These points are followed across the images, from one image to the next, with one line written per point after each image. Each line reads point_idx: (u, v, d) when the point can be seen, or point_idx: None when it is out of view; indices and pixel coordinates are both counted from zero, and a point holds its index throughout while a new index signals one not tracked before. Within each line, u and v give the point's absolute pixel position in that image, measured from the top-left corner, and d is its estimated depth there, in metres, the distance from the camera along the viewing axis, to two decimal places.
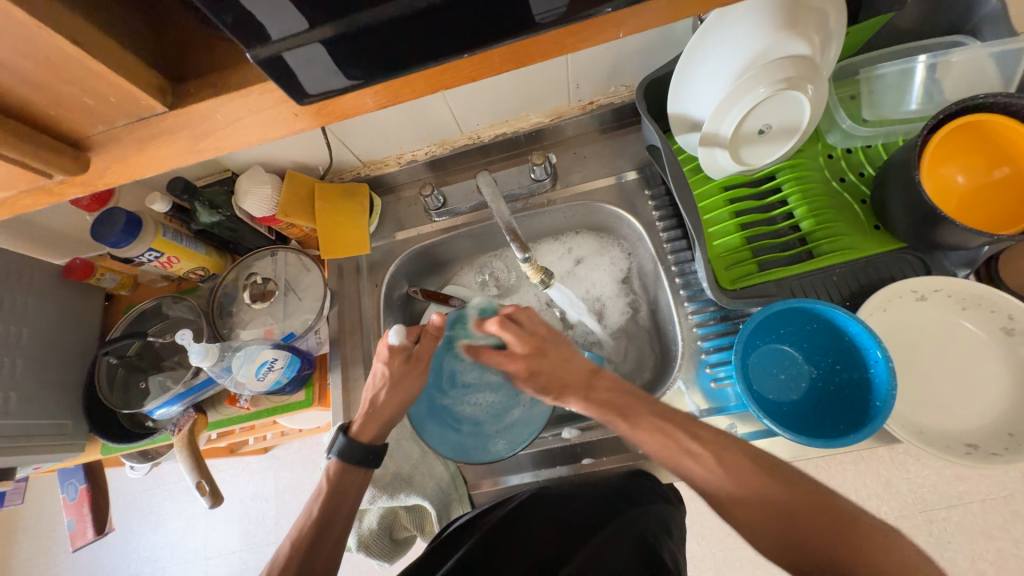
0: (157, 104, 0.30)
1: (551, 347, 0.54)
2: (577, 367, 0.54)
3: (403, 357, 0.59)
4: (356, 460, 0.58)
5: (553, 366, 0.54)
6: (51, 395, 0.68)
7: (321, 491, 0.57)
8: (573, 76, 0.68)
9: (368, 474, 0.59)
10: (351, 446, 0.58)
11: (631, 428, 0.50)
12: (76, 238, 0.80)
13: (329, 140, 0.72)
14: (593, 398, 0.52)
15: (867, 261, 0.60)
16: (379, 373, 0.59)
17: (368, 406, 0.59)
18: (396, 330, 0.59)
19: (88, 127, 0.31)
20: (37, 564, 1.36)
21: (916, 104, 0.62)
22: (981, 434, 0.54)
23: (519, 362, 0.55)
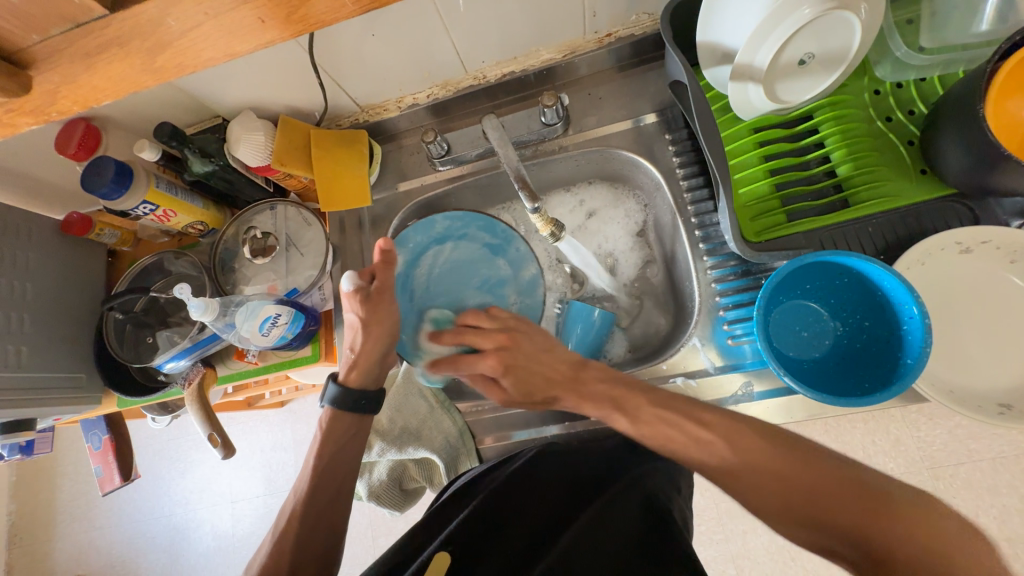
0: (97, 6, 0.28)
1: (523, 340, 0.53)
2: (559, 359, 0.53)
3: (364, 297, 0.55)
4: (350, 407, 0.58)
5: (527, 358, 0.53)
6: (62, 349, 0.68)
7: (317, 440, 0.58)
8: (589, 2, 0.60)
9: (363, 419, 0.59)
10: (350, 394, 0.58)
11: (631, 423, 0.48)
12: (72, 191, 0.78)
13: (324, 81, 0.66)
14: (586, 398, 0.51)
15: (906, 211, 0.55)
16: (353, 324, 0.57)
17: (349, 354, 0.58)
18: (346, 277, 0.56)
19: (22, 38, 0.29)
20: (78, 504, 1.45)
21: (986, 25, 0.54)
22: (1017, 393, 0.51)
23: (490, 357, 0.53)
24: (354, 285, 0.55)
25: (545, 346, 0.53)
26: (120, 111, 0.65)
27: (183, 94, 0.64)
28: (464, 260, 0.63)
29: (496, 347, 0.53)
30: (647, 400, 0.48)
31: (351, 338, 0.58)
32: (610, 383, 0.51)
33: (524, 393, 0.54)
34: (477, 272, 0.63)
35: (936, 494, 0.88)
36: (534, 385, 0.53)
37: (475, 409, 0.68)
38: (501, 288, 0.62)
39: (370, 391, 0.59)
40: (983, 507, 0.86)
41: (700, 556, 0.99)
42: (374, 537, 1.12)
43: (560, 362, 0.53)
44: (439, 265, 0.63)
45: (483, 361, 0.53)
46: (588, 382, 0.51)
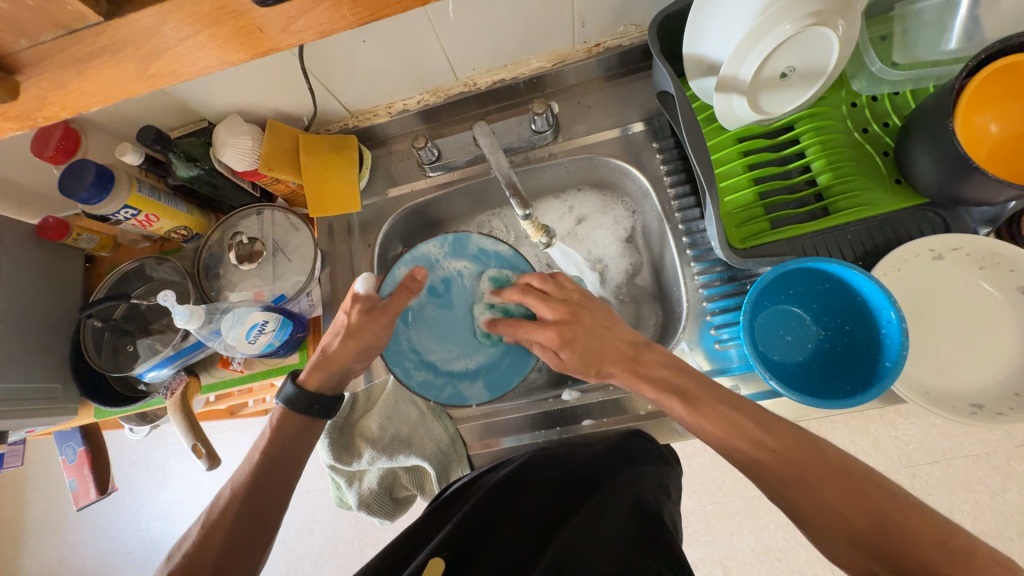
0: (91, 14, 0.27)
1: (587, 317, 0.53)
2: (616, 337, 0.52)
3: (364, 306, 0.55)
4: (302, 409, 0.56)
5: (587, 331, 0.52)
6: (35, 359, 0.65)
7: (265, 436, 0.56)
8: (579, 13, 0.62)
9: (312, 425, 0.58)
10: (304, 398, 0.56)
11: (692, 415, 0.47)
12: (48, 196, 0.76)
13: (313, 86, 0.65)
14: (643, 377, 0.50)
15: (883, 219, 0.58)
16: (339, 325, 0.56)
17: (320, 353, 0.57)
18: (362, 280, 0.56)
19: (10, 43, 0.29)
20: (49, 520, 1.40)
21: (955, 44, 0.56)
22: (988, 394, 0.53)
23: (550, 330, 0.52)
24: (367, 288, 0.56)
25: (607, 323, 0.53)
26: (101, 114, 0.64)
27: (168, 99, 0.63)
28: (436, 334, 0.62)
29: (559, 320, 0.53)
30: (694, 403, 0.47)
31: (330, 339, 0.57)
32: (671, 370, 0.50)
33: (584, 364, 0.52)
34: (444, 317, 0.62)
35: (914, 492, 0.91)
36: (592, 357, 0.52)
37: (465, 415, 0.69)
38: (439, 284, 0.63)
39: (324, 398, 0.57)
40: (957, 503, 0.90)
41: (688, 557, 1.01)
42: (361, 546, 1.10)
43: (621, 338, 0.52)
44: (452, 350, 0.62)
45: (544, 331, 0.53)
46: (646, 364, 0.51)
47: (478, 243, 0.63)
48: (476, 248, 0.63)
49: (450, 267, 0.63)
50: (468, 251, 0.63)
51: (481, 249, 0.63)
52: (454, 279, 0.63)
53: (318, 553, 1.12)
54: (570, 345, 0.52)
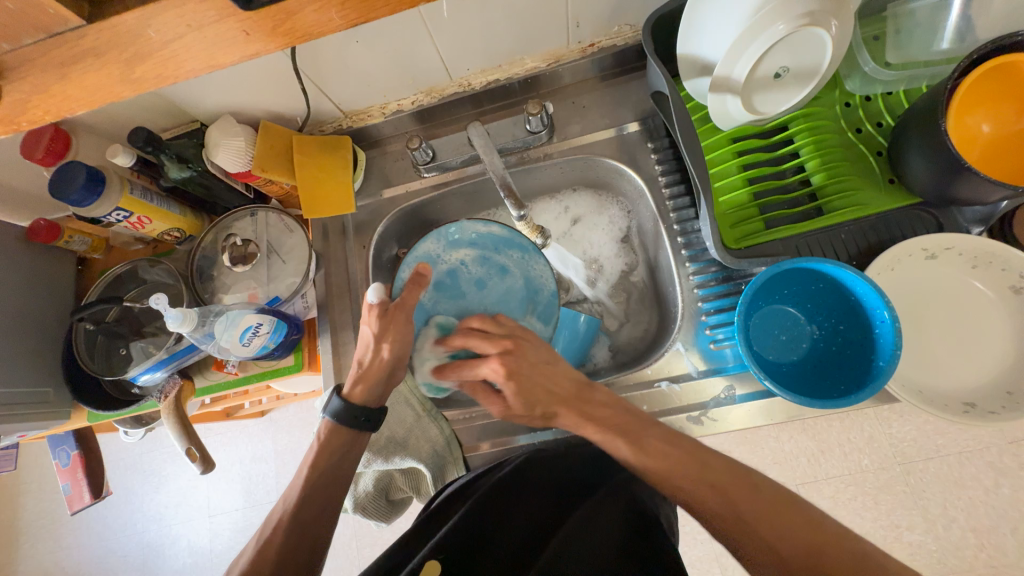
0: (73, 18, 0.27)
1: (529, 349, 0.52)
2: (561, 376, 0.52)
3: (382, 313, 0.55)
4: (350, 424, 0.56)
5: (530, 367, 0.51)
6: (26, 362, 0.65)
7: (313, 448, 0.56)
8: (573, 13, 0.61)
9: (359, 437, 0.58)
10: (351, 411, 0.56)
11: (636, 453, 0.48)
12: (39, 198, 0.75)
13: (306, 87, 0.65)
14: (591, 419, 0.51)
15: (877, 219, 0.58)
16: (365, 339, 0.56)
17: (358, 367, 0.57)
18: (373, 288, 0.56)
19: None
20: (43, 523, 1.39)
21: (947, 44, 0.56)
22: (981, 392, 0.53)
23: (495, 362, 0.51)
24: (377, 298, 0.55)
25: (548, 359, 0.53)
26: (91, 115, 0.63)
27: (160, 100, 0.63)
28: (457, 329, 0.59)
29: (501, 352, 0.51)
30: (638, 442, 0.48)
31: (363, 352, 0.57)
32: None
33: (525, 404, 0.53)
34: (459, 308, 0.60)
35: (908, 488, 0.91)
36: (537, 398, 0.53)
37: (465, 417, 0.68)
38: (445, 278, 0.61)
39: (369, 409, 0.57)
40: (950, 500, 0.90)
41: (685, 556, 1.01)
42: (359, 547, 1.10)
43: (564, 379, 0.53)
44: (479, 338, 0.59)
45: (487, 365, 0.51)
46: (592, 403, 0.52)
47: (472, 228, 0.61)
48: (470, 236, 0.62)
49: (451, 258, 0.61)
50: (463, 239, 0.61)
51: (476, 234, 0.61)
52: (456, 269, 0.61)
53: None
54: (515, 379, 0.51)
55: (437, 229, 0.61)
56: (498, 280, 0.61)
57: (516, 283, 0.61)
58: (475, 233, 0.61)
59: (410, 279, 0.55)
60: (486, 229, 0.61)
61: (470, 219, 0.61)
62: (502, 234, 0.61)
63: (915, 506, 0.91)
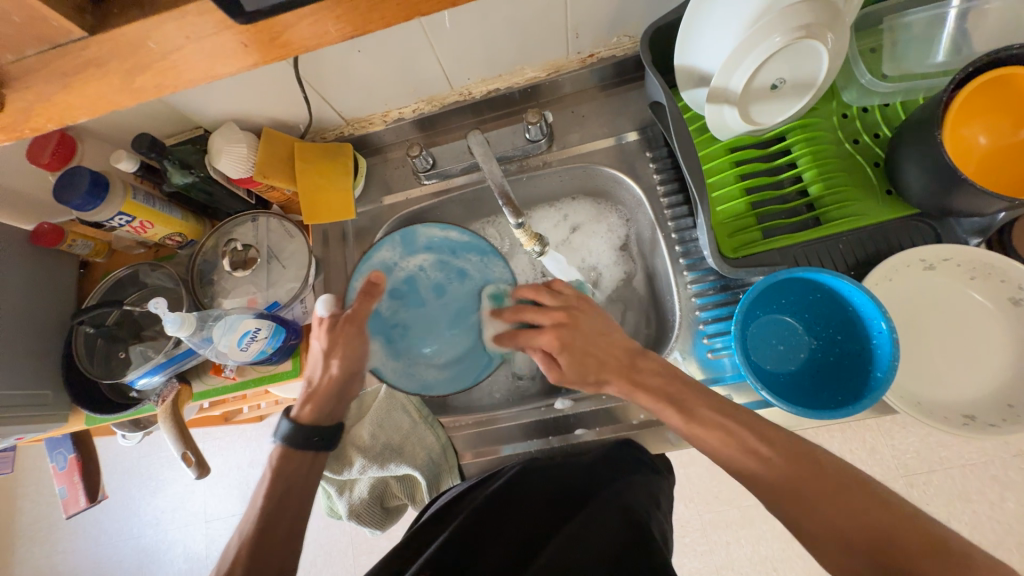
0: (75, 29, 0.28)
1: (584, 320, 0.54)
2: (615, 344, 0.53)
3: (331, 325, 0.56)
4: (301, 445, 0.56)
5: (585, 340, 0.53)
6: (26, 365, 0.65)
7: (266, 479, 0.55)
8: (572, 24, 0.62)
9: (316, 459, 0.58)
10: (302, 432, 0.56)
11: (687, 424, 0.48)
12: (44, 202, 0.76)
13: (308, 95, 0.66)
14: (641, 386, 0.51)
15: (875, 229, 0.58)
16: (315, 354, 0.57)
17: (307, 385, 0.58)
18: (323, 302, 0.58)
19: None
20: (40, 527, 1.38)
21: (942, 57, 0.58)
22: (980, 405, 0.53)
23: (548, 335, 0.53)
24: (327, 311, 0.57)
25: (600, 331, 0.54)
26: (97, 121, 0.64)
27: (164, 107, 0.64)
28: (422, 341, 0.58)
29: (556, 325, 0.53)
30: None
31: (313, 370, 0.58)
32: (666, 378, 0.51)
33: (579, 374, 0.53)
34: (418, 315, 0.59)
35: (911, 502, 0.90)
36: (589, 367, 0.53)
37: (455, 424, 0.68)
38: (402, 284, 0.59)
39: (323, 428, 0.57)
40: (954, 514, 0.89)
41: (685, 568, 0.99)
42: (355, 555, 1.09)
43: (617, 347, 0.54)
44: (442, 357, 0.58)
45: (541, 337, 0.53)
46: (642, 372, 0.52)
47: (426, 233, 0.61)
48: (426, 239, 0.61)
49: (408, 264, 0.60)
50: (418, 243, 0.61)
51: (430, 238, 0.61)
52: (415, 274, 0.60)
53: (311, 562, 1.11)
54: (567, 350, 0.52)
55: (394, 232, 0.60)
56: (455, 283, 0.60)
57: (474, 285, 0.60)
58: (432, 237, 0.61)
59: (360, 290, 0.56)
60: (439, 233, 0.61)
61: (422, 224, 0.61)
62: (453, 235, 0.61)
63: None
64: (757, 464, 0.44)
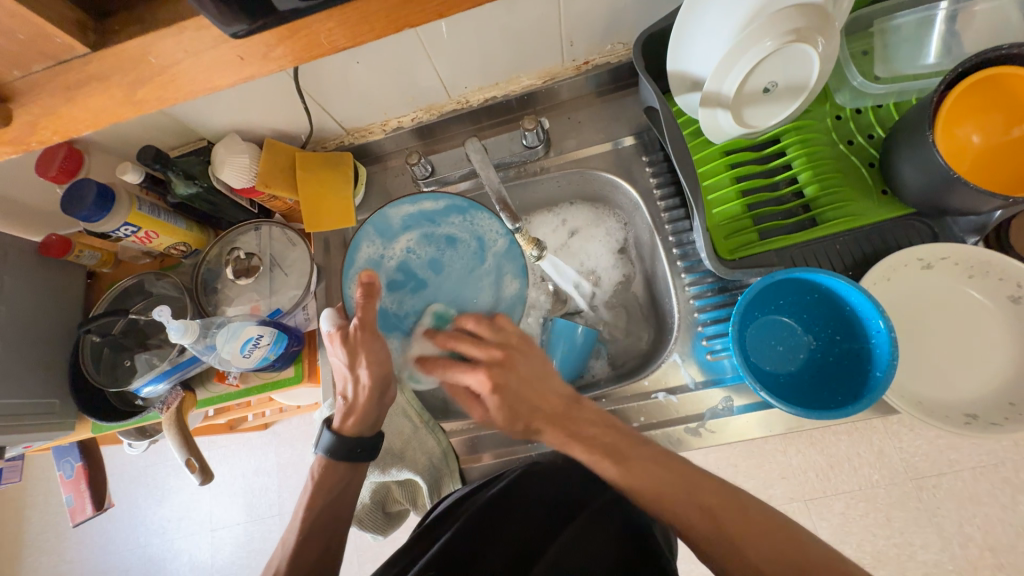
0: (78, 44, 0.30)
1: (520, 362, 0.54)
2: (552, 395, 0.53)
3: (342, 337, 0.55)
4: (344, 456, 0.57)
5: (519, 382, 0.53)
6: (34, 374, 0.66)
7: (309, 488, 0.57)
8: (567, 32, 0.63)
9: (356, 470, 0.59)
10: (343, 444, 0.57)
11: (624, 472, 0.47)
12: (53, 214, 0.77)
13: (308, 106, 0.67)
14: (576, 437, 0.50)
15: (871, 230, 0.58)
16: (341, 369, 0.57)
17: (343, 401, 0.58)
18: (326, 317, 0.57)
19: (4, 74, 0.31)
20: (47, 537, 1.39)
21: (934, 58, 0.58)
22: (982, 403, 0.53)
23: (480, 373, 0.52)
24: (332, 324, 0.56)
25: (542, 373, 0.54)
26: (104, 134, 0.65)
27: (168, 120, 0.65)
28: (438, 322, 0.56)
29: (491, 363, 0.52)
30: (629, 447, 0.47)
31: (345, 385, 0.58)
32: None
33: (508, 418, 0.53)
34: (426, 295, 0.58)
35: (921, 504, 0.89)
36: (521, 413, 0.53)
37: (459, 429, 0.68)
38: (396, 273, 0.58)
39: (364, 439, 0.58)
40: (965, 516, 0.88)
41: (692, 575, 0.98)
42: (360, 564, 1.09)
43: (553, 395, 0.53)
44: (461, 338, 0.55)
45: (475, 375, 0.52)
46: (579, 421, 0.52)
47: (398, 213, 0.59)
48: (401, 220, 0.60)
49: (395, 251, 0.59)
50: (396, 228, 0.59)
51: (404, 217, 0.59)
52: (405, 259, 0.59)
53: None
54: (501, 393, 0.52)
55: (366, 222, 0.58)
56: (448, 252, 0.59)
57: (468, 246, 0.59)
58: (408, 215, 0.60)
59: (358, 293, 0.53)
60: (403, 212, 0.59)
61: (390, 205, 0.59)
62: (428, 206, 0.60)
63: (929, 523, 0.89)
64: None
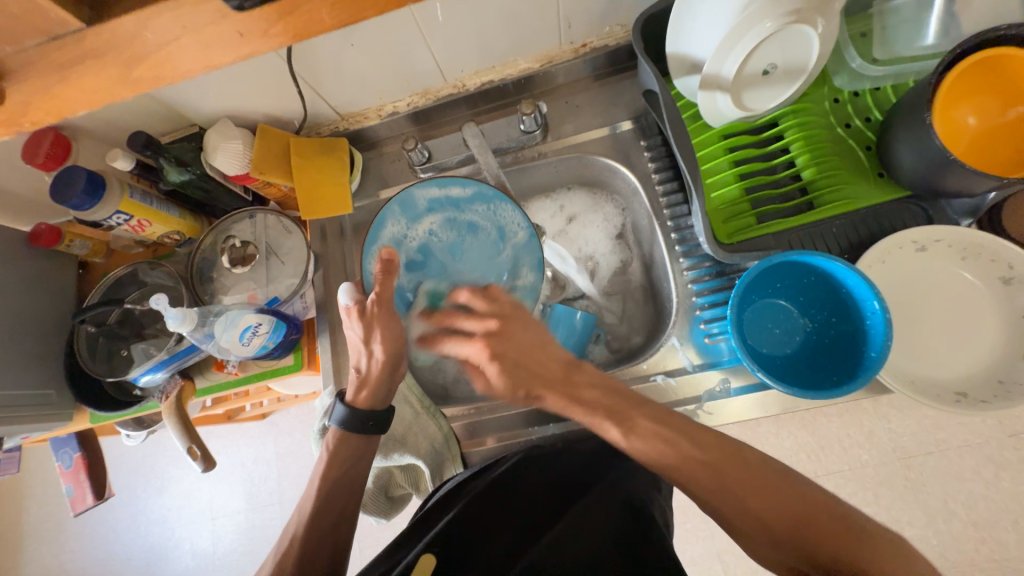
0: (72, 19, 0.29)
1: (516, 331, 0.51)
2: (550, 357, 0.51)
3: (361, 313, 0.54)
4: (357, 428, 0.57)
5: (517, 349, 0.50)
6: (28, 365, 0.65)
7: (322, 462, 0.57)
8: (565, 13, 0.62)
9: (367, 443, 0.59)
10: (357, 417, 0.57)
11: (627, 436, 0.47)
12: (40, 202, 0.76)
13: (301, 89, 0.66)
14: (577, 401, 0.49)
15: (867, 213, 0.59)
16: (355, 342, 0.56)
17: (356, 374, 0.58)
18: (344, 290, 0.55)
19: None
20: (45, 529, 1.39)
21: (932, 40, 0.58)
22: (972, 382, 0.54)
23: (476, 343, 0.50)
24: (350, 299, 0.54)
25: (537, 342, 0.51)
26: (92, 119, 0.64)
27: (158, 104, 0.64)
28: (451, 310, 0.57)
29: (485, 333, 0.50)
30: (628, 425, 0.47)
31: (359, 358, 0.57)
32: None
33: (509, 388, 0.50)
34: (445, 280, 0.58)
35: (908, 483, 0.92)
36: (520, 381, 0.50)
37: (460, 415, 0.69)
38: (416, 254, 0.59)
39: (376, 412, 0.58)
40: (951, 493, 0.91)
41: (686, 554, 1.01)
42: (361, 549, 1.10)
43: (551, 361, 0.51)
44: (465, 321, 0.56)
45: (470, 345, 0.51)
46: (580, 386, 0.50)
47: (425, 194, 0.59)
48: (427, 201, 0.59)
49: (417, 233, 0.59)
50: (420, 209, 0.59)
51: (430, 199, 0.59)
52: (427, 241, 0.59)
53: None
54: (499, 358, 0.50)
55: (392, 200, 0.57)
56: (469, 239, 0.59)
57: (489, 235, 0.59)
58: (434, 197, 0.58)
59: (378, 270, 0.53)
60: (430, 195, 0.59)
61: (416, 185, 0.58)
62: (455, 191, 0.59)
63: (914, 500, 0.92)
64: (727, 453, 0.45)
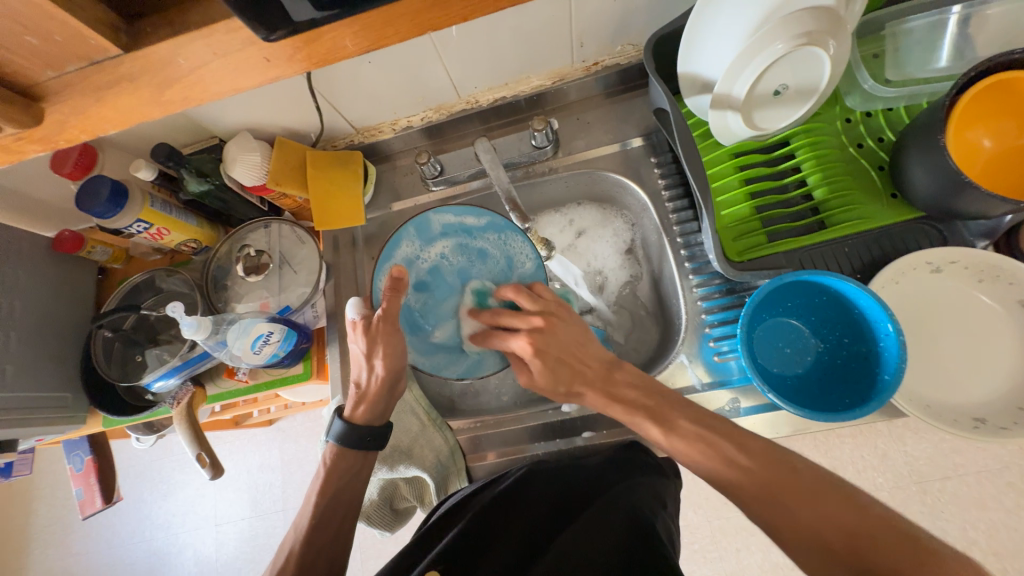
0: (111, 46, 0.30)
1: (560, 326, 0.55)
2: (594, 355, 0.55)
3: (365, 328, 0.54)
4: (355, 444, 0.58)
5: (560, 344, 0.54)
6: (47, 368, 0.67)
7: (319, 478, 0.57)
8: (577, 33, 0.63)
9: (366, 457, 0.59)
10: (355, 433, 0.57)
11: (666, 436, 0.49)
12: (64, 209, 0.78)
13: (319, 104, 0.68)
14: (616, 399, 0.53)
15: (879, 233, 0.58)
16: (357, 356, 0.56)
17: (355, 388, 0.58)
18: (351, 305, 0.56)
19: (37, 74, 0.31)
20: (53, 530, 1.41)
21: (945, 62, 0.59)
22: (990, 407, 0.53)
23: (525, 339, 0.54)
24: (357, 313, 0.55)
25: (579, 339, 0.55)
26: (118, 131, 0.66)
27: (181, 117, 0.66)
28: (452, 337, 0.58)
29: (531, 330, 0.54)
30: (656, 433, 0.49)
31: (360, 372, 0.58)
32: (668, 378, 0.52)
33: (549, 382, 0.55)
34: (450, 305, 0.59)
35: (925, 509, 0.89)
36: (563, 377, 0.55)
37: (467, 427, 0.69)
38: (426, 276, 0.59)
39: (373, 428, 0.58)
40: (970, 521, 0.88)
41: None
42: (363, 560, 1.09)
43: (594, 358, 0.55)
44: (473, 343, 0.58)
45: (515, 342, 0.54)
46: (616, 384, 0.54)
47: (440, 219, 0.59)
48: (441, 225, 0.60)
49: (429, 255, 0.59)
50: (434, 232, 0.60)
51: (445, 224, 0.59)
52: (438, 264, 0.59)
53: None
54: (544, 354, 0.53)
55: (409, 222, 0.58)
56: (478, 266, 0.59)
57: (498, 263, 0.60)
58: (448, 223, 0.59)
59: (387, 287, 0.53)
60: (445, 221, 0.59)
61: (434, 210, 0.59)
62: (470, 220, 0.60)
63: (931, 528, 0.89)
64: (734, 473, 0.45)
